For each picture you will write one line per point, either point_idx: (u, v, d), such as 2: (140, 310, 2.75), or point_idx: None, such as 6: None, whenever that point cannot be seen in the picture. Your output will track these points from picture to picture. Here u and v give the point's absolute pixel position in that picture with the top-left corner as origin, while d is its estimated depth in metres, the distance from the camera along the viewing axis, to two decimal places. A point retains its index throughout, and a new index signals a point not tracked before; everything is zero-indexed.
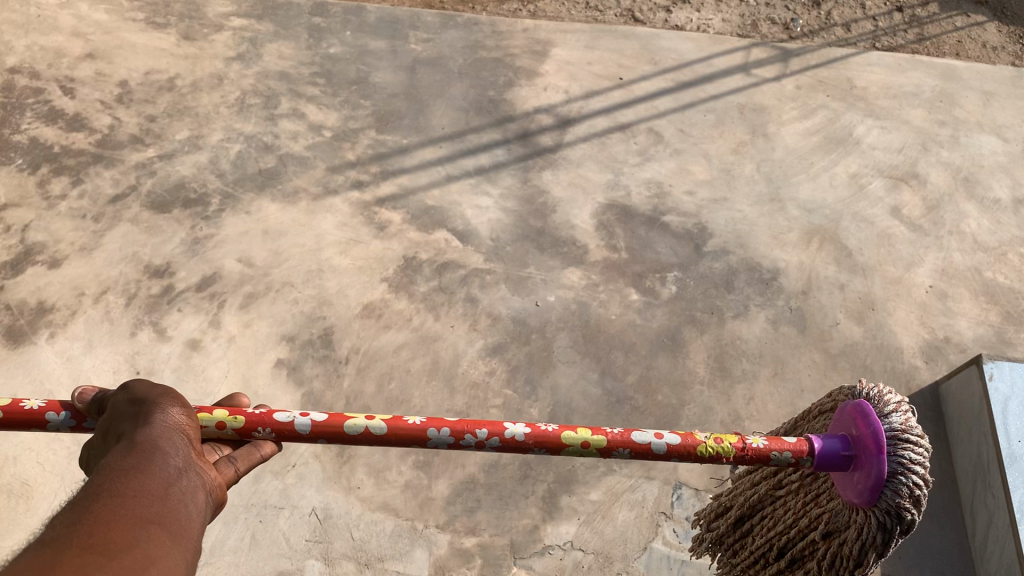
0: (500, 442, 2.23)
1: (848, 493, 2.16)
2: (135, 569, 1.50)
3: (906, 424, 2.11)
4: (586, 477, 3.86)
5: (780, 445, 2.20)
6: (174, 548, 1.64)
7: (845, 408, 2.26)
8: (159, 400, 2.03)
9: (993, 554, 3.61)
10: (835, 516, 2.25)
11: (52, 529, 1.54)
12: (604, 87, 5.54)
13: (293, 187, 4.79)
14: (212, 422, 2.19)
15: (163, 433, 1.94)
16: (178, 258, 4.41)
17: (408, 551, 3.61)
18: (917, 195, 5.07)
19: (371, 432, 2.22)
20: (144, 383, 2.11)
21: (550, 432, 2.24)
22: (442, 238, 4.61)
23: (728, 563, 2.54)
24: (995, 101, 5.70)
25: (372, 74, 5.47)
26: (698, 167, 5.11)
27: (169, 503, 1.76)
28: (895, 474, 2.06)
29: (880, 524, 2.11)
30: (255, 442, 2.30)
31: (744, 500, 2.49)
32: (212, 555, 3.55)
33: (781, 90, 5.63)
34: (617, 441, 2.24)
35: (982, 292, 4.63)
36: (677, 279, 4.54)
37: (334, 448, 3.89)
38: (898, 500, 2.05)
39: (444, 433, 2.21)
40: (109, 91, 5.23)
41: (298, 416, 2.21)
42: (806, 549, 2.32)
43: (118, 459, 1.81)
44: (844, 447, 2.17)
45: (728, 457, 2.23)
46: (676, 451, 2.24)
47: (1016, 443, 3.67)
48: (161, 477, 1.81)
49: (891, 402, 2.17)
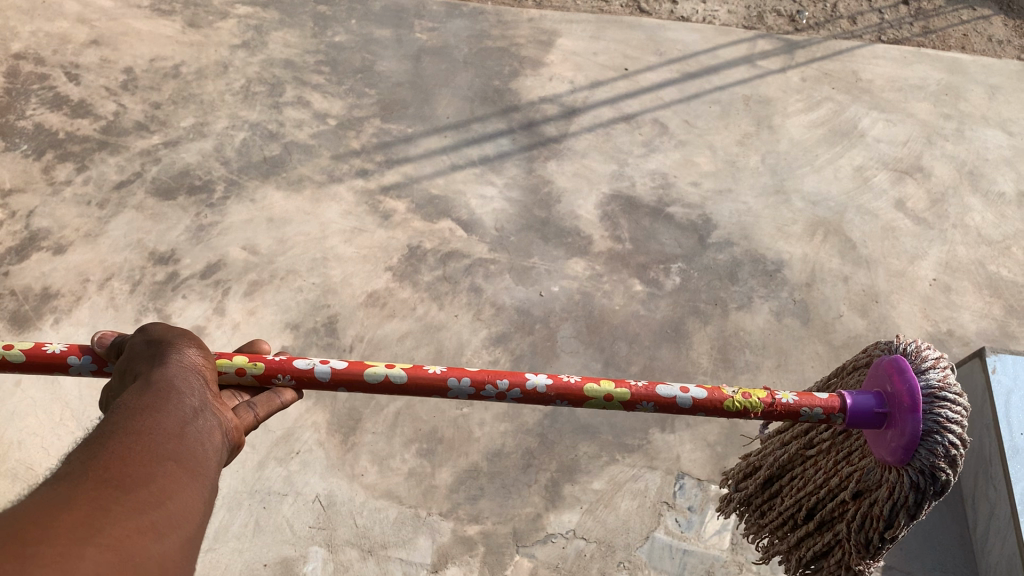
0: (522, 393, 2.24)
1: (881, 451, 2.18)
2: (152, 503, 1.53)
3: (945, 380, 2.10)
4: (589, 466, 3.87)
5: (810, 401, 2.22)
6: (188, 483, 1.68)
7: (880, 362, 2.26)
8: (175, 342, 2.05)
9: (994, 547, 3.62)
10: (866, 474, 2.26)
11: (70, 464, 1.58)
12: (609, 78, 5.53)
13: (298, 175, 4.79)
14: (231, 368, 2.23)
15: (178, 374, 1.97)
16: (182, 245, 4.41)
17: (411, 539, 3.62)
18: (922, 188, 5.07)
19: (392, 380, 2.24)
20: (161, 326, 2.14)
21: (571, 384, 2.25)
22: (446, 228, 4.61)
23: (758, 523, 2.58)
24: (1001, 95, 5.69)
25: (377, 63, 5.46)
26: (702, 158, 5.11)
27: (184, 441, 1.79)
28: (931, 433, 2.07)
29: (913, 484, 2.12)
30: (274, 388, 2.34)
31: (774, 460, 2.52)
32: (215, 540, 3.56)
33: (786, 82, 5.62)
34: (641, 395, 2.24)
35: (986, 286, 4.63)
36: (681, 270, 4.54)
37: (338, 435, 3.90)
38: (934, 459, 2.07)
39: (463, 383, 2.23)
40: (114, 77, 5.22)
41: (318, 363, 2.25)
42: (834, 508, 2.34)
43: (134, 398, 1.85)
44: (878, 404, 2.19)
45: (756, 412, 2.24)
46: (701, 404, 2.25)
47: (1019, 436, 3.66)
48: (177, 416, 1.84)
49: (928, 357, 2.16)
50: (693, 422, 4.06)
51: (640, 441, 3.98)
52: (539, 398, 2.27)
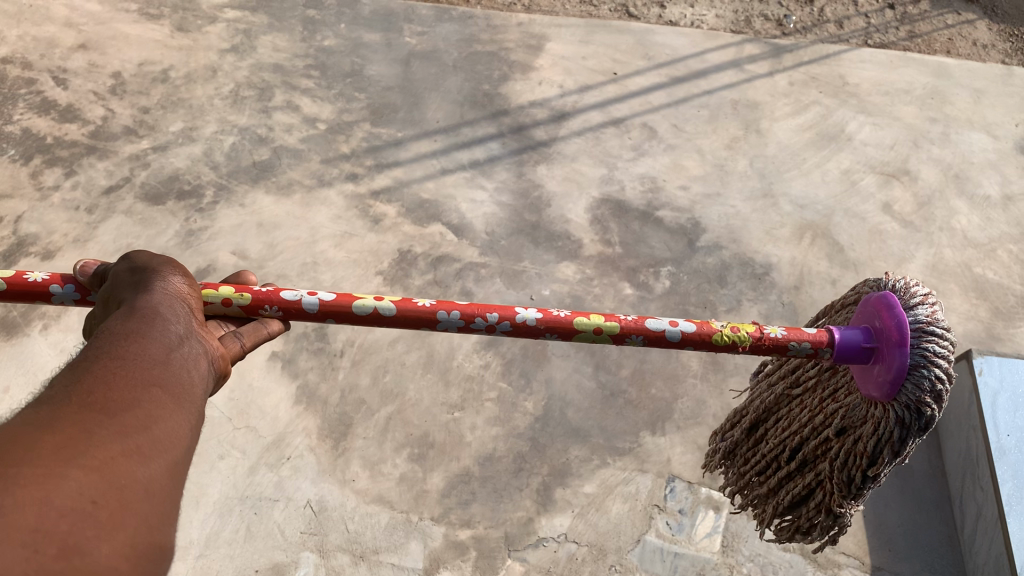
0: (511, 326, 2.35)
1: (868, 385, 2.28)
2: (136, 427, 1.55)
3: (932, 316, 2.20)
4: (580, 470, 3.89)
5: (799, 336, 2.33)
6: (175, 408, 1.70)
7: (870, 300, 2.37)
8: (160, 271, 2.06)
9: (981, 547, 3.65)
10: (851, 410, 2.37)
11: (54, 387, 1.59)
12: (598, 82, 5.55)
13: (288, 179, 4.78)
14: (218, 299, 2.29)
15: (163, 301, 1.98)
16: (172, 250, 4.39)
17: (403, 544, 3.62)
18: (909, 191, 5.11)
19: (381, 313, 2.33)
20: (144, 255, 2.16)
21: (560, 318, 2.36)
22: (437, 232, 4.61)
23: (741, 469, 2.68)
24: (986, 99, 5.74)
25: (367, 67, 5.46)
26: (691, 162, 5.14)
27: (170, 367, 1.81)
28: (918, 367, 2.16)
29: (899, 419, 2.23)
30: (261, 319, 2.40)
31: (760, 404, 2.64)
32: (206, 547, 3.55)
33: (774, 86, 5.66)
34: (630, 328, 2.36)
35: (972, 288, 4.67)
36: (670, 274, 4.56)
37: (329, 440, 3.90)
38: (919, 394, 2.16)
39: (454, 315, 2.33)
40: (102, 82, 5.20)
41: (305, 296, 2.33)
42: (817, 446, 2.44)
43: (120, 322, 1.86)
44: (867, 339, 2.29)
45: (744, 345, 2.35)
46: (689, 337, 2.37)
47: (1005, 437, 3.70)
48: (163, 342, 1.85)
49: (918, 294, 2.26)
50: (683, 424, 4.07)
51: (631, 444, 3.99)
52: (529, 331, 2.38)
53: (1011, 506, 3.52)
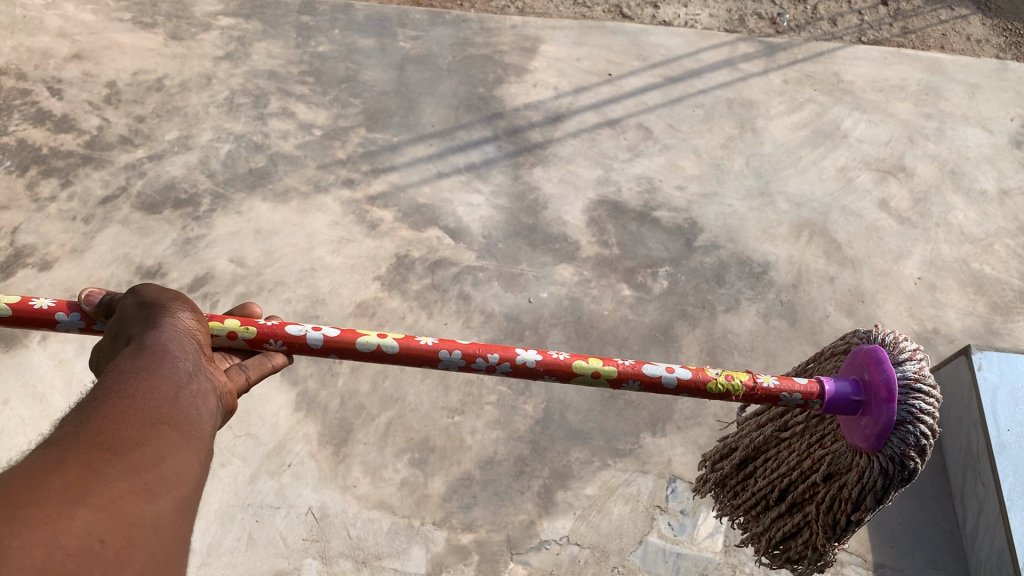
0: (511, 367, 2.35)
1: (855, 436, 2.30)
2: (144, 465, 1.54)
3: (919, 373, 2.21)
4: (581, 472, 3.89)
5: (790, 386, 2.33)
6: (183, 446, 1.69)
7: (859, 351, 2.38)
8: (168, 306, 2.06)
9: (983, 543, 3.65)
10: (837, 458, 2.38)
11: (62, 428, 1.59)
12: (593, 83, 5.56)
13: (284, 186, 4.78)
14: (223, 331, 2.30)
15: (172, 338, 1.99)
16: (170, 259, 4.39)
17: (405, 549, 3.62)
18: (905, 188, 5.12)
19: (384, 350, 2.33)
20: (152, 289, 2.14)
21: (560, 360, 2.36)
22: (434, 236, 4.61)
23: (730, 503, 2.70)
24: (980, 94, 5.75)
25: (362, 72, 5.46)
26: (687, 162, 5.14)
27: (179, 404, 1.80)
28: (904, 423, 2.18)
29: (882, 470, 2.24)
30: (266, 352, 2.40)
31: (749, 442, 2.64)
32: (208, 555, 3.54)
33: (769, 84, 5.66)
34: (628, 372, 2.35)
35: (970, 283, 4.67)
36: (668, 274, 4.56)
37: (330, 447, 3.89)
38: (904, 448, 2.18)
39: (455, 355, 2.33)
40: (97, 92, 5.20)
41: (310, 330, 2.33)
42: (805, 488, 2.45)
43: (128, 361, 1.86)
44: (855, 391, 2.30)
45: (738, 394, 2.35)
46: (684, 384, 2.36)
47: (1005, 432, 3.70)
48: (172, 380, 1.85)
49: (906, 349, 2.27)
50: (683, 425, 4.07)
51: (632, 445, 3.99)
52: (527, 372, 2.38)
53: (1013, 501, 3.52)
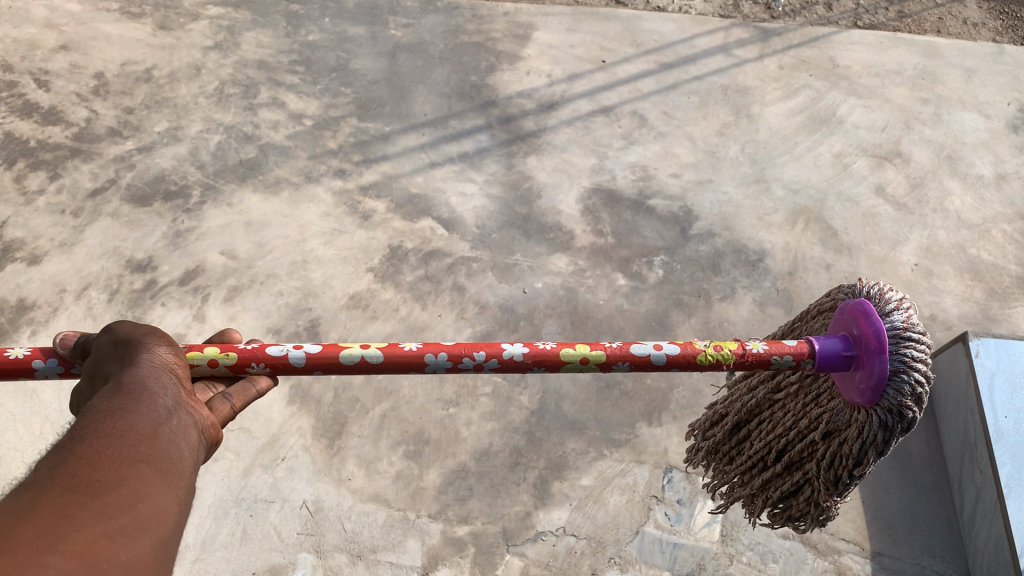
0: (499, 362, 2.32)
1: (851, 392, 2.26)
2: (122, 507, 1.50)
3: (908, 321, 2.19)
4: (577, 463, 3.86)
5: (780, 349, 2.31)
6: (162, 484, 1.65)
7: (846, 307, 2.35)
8: (145, 342, 2.03)
9: (981, 531, 3.64)
10: (835, 414, 2.36)
11: (36, 472, 1.55)
12: (586, 71, 5.51)
13: (276, 177, 4.74)
14: (203, 360, 2.26)
15: (149, 374, 1.95)
16: (160, 252, 4.35)
17: (401, 542, 3.60)
18: (901, 173, 5.08)
19: (369, 361, 2.30)
20: (127, 325, 2.11)
21: (547, 350, 2.34)
22: (427, 227, 4.57)
23: (725, 469, 2.66)
24: (977, 78, 5.71)
25: (353, 61, 5.41)
26: (682, 149, 5.10)
27: (158, 442, 1.77)
28: (898, 373, 2.15)
29: (882, 423, 2.21)
30: (249, 377, 2.38)
31: (742, 405, 2.60)
32: (202, 551, 3.52)
33: (764, 70, 5.61)
34: (616, 355, 2.34)
35: (967, 270, 4.64)
36: (664, 263, 4.53)
37: (324, 440, 3.87)
38: (901, 398, 2.15)
39: (441, 358, 2.31)
40: (85, 83, 5.14)
41: (292, 349, 2.30)
42: (803, 447, 2.42)
43: (105, 400, 1.82)
44: (846, 347, 2.27)
45: (729, 363, 2.32)
46: (674, 360, 2.34)
47: (1003, 419, 3.68)
48: (149, 417, 1.82)
49: (892, 300, 2.25)
50: (679, 414, 4.05)
51: (628, 435, 3.97)
52: (516, 366, 2.35)
53: (1011, 488, 3.51)
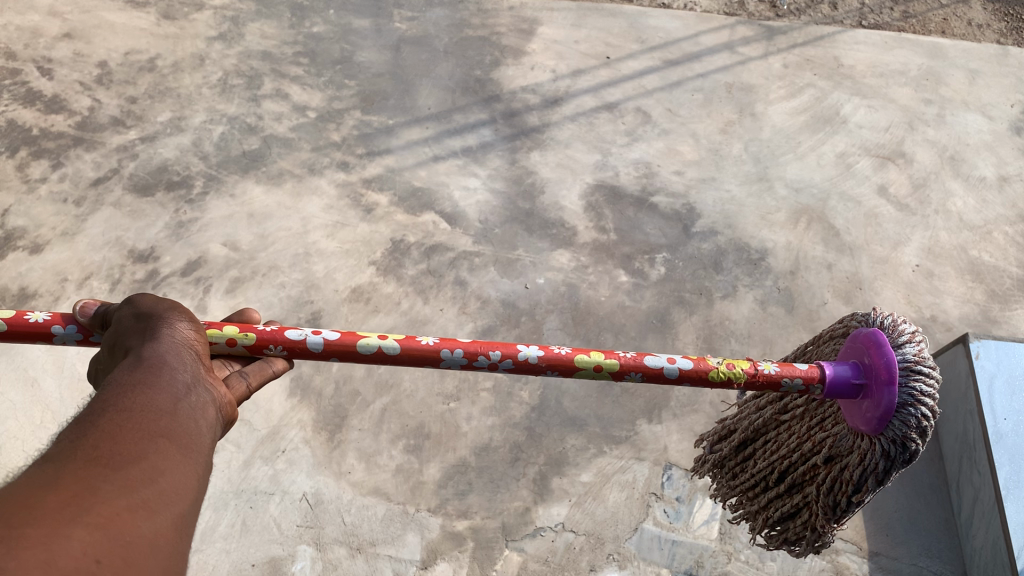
0: (513, 363, 2.33)
1: (856, 419, 2.29)
2: (142, 480, 1.51)
3: (919, 356, 2.21)
4: (577, 459, 3.87)
5: (791, 372, 2.33)
6: (182, 460, 1.65)
7: (858, 335, 2.37)
8: (166, 317, 2.04)
9: (978, 531, 3.65)
10: (838, 440, 2.37)
11: (58, 443, 1.55)
12: (591, 66, 5.50)
13: (279, 169, 4.73)
14: (222, 339, 2.28)
15: (169, 349, 1.96)
16: (162, 242, 4.34)
17: (400, 535, 3.61)
18: (904, 174, 5.09)
19: (385, 351, 2.31)
20: (148, 298, 2.12)
21: (562, 355, 2.34)
22: (430, 221, 4.57)
23: (728, 485, 2.69)
24: (981, 79, 5.71)
25: (357, 54, 5.40)
26: (686, 147, 5.10)
27: (177, 417, 1.77)
28: (905, 406, 2.17)
29: (883, 452, 2.23)
30: (267, 357, 2.39)
31: (749, 424, 2.62)
32: (202, 541, 3.53)
33: (768, 68, 5.61)
34: (629, 364, 2.35)
35: (968, 271, 4.64)
36: (665, 260, 4.53)
37: (324, 432, 3.87)
38: (906, 430, 2.17)
39: (456, 354, 2.31)
40: (88, 72, 5.13)
41: (310, 335, 2.30)
42: (806, 469, 2.44)
43: (126, 373, 1.83)
44: (856, 375, 2.30)
45: (740, 381, 2.35)
46: (686, 374, 2.36)
47: (1002, 421, 3.69)
48: (169, 392, 1.82)
49: (905, 332, 2.27)
50: (679, 411, 4.06)
51: (628, 432, 3.97)
52: (530, 367, 2.36)
53: (1009, 490, 3.52)
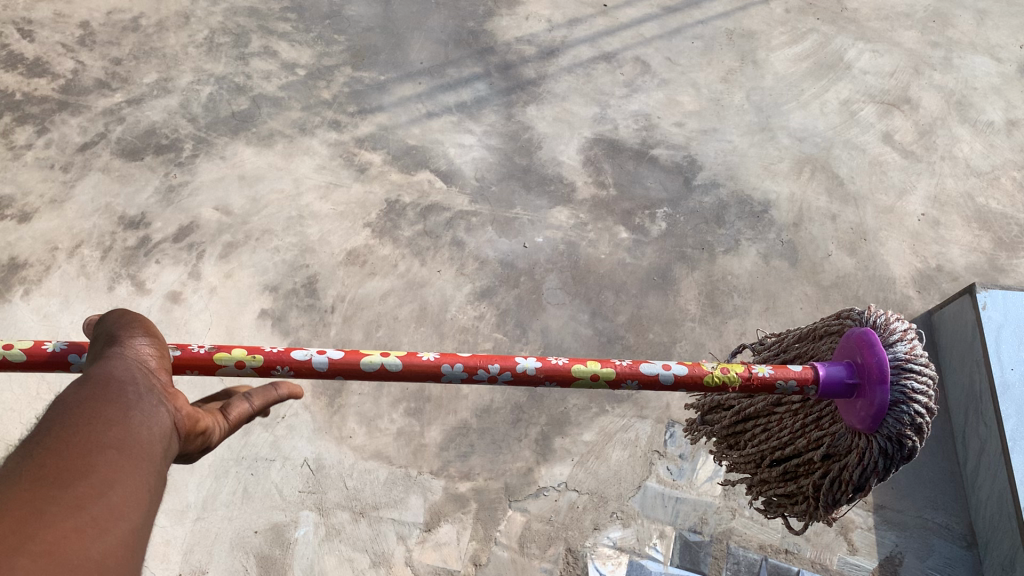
0: (513, 375, 2.19)
1: (851, 418, 2.21)
2: (83, 513, 1.23)
3: (912, 352, 2.13)
4: (579, 418, 3.84)
5: (784, 373, 2.22)
6: (134, 488, 1.37)
7: (850, 334, 2.29)
8: (123, 332, 1.77)
9: (983, 483, 3.62)
10: (836, 438, 2.30)
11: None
12: (587, 15, 5.35)
13: (269, 130, 4.62)
14: (231, 361, 2.11)
15: (126, 365, 1.68)
16: (153, 208, 4.26)
17: (403, 499, 3.59)
18: (909, 120, 4.97)
19: (388, 369, 2.17)
20: (109, 315, 1.85)
21: (558, 365, 2.21)
22: (425, 179, 4.49)
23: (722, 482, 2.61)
24: (989, 20, 5.55)
25: (347, 8, 5.25)
26: (686, 97, 4.97)
27: (131, 437, 1.49)
28: (898, 403, 2.10)
29: (882, 450, 2.17)
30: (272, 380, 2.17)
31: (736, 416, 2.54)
32: (204, 509, 3.51)
33: (770, 14, 5.46)
34: (626, 373, 2.21)
35: (974, 219, 4.55)
36: (667, 215, 4.45)
37: (324, 397, 3.84)
38: (900, 428, 2.11)
39: (457, 369, 2.17)
40: (70, 33, 4.99)
41: (315, 354, 2.16)
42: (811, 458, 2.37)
43: (72, 390, 1.55)
44: (847, 374, 2.21)
45: (734, 386, 2.21)
46: (681, 380, 2.23)
47: (1009, 372, 3.63)
48: (125, 410, 1.54)
49: (897, 330, 2.19)
50: None
51: (630, 391, 3.93)
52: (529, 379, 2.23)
53: (1016, 441, 3.46)
